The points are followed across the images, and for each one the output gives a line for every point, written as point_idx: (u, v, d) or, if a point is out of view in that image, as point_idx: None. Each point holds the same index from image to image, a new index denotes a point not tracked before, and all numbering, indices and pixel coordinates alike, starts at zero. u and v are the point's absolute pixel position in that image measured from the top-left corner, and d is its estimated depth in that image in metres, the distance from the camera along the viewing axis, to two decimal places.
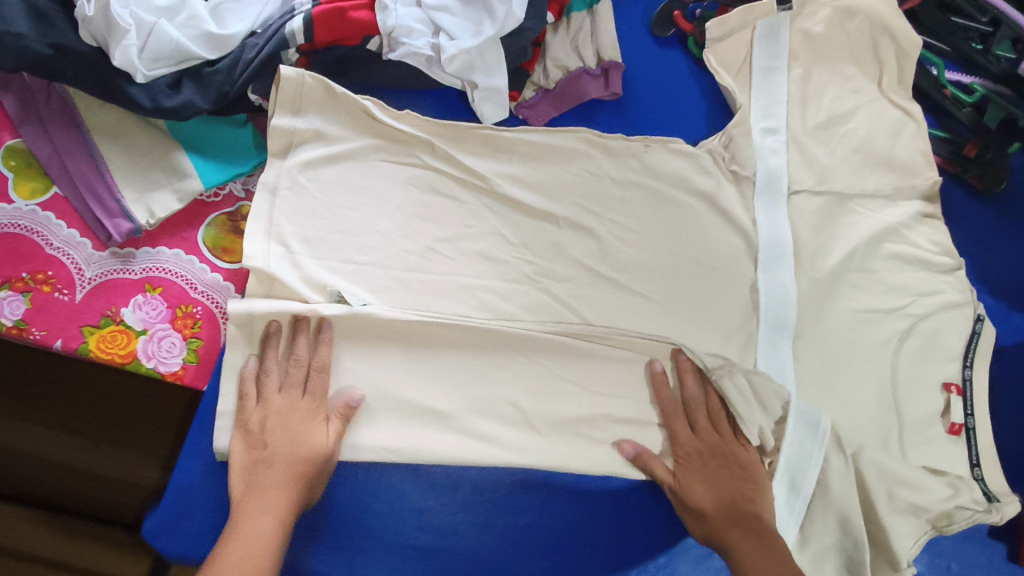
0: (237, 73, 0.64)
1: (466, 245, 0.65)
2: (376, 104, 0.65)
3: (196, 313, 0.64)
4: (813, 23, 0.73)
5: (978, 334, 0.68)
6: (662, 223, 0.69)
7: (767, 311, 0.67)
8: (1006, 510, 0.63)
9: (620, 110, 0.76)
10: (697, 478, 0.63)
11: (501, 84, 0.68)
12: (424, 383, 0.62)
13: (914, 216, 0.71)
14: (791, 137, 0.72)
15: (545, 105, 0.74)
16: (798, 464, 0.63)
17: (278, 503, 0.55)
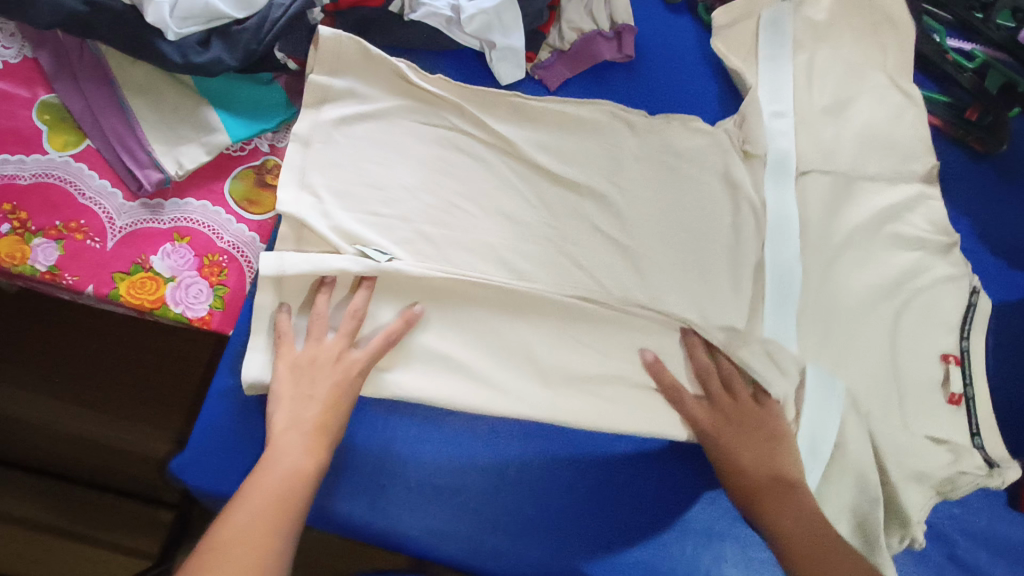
0: (264, 32, 0.69)
1: (489, 205, 0.69)
2: (410, 67, 0.69)
3: (222, 261, 0.70)
4: (813, 15, 0.78)
5: (974, 306, 0.70)
6: (676, 197, 0.70)
7: (772, 274, 0.67)
8: (1008, 475, 0.64)
9: (631, 72, 0.80)
10: (728, 454, 0.61)
11: (517, 43, 0.72)
12: (444, 331, 0.65)
13: (914, 197, 0.74)
14: (801, 117, 0.75)
15: (559, 67, 0.78)
16: (819, 431, 0.63)
17: (321, 440, 0.58)
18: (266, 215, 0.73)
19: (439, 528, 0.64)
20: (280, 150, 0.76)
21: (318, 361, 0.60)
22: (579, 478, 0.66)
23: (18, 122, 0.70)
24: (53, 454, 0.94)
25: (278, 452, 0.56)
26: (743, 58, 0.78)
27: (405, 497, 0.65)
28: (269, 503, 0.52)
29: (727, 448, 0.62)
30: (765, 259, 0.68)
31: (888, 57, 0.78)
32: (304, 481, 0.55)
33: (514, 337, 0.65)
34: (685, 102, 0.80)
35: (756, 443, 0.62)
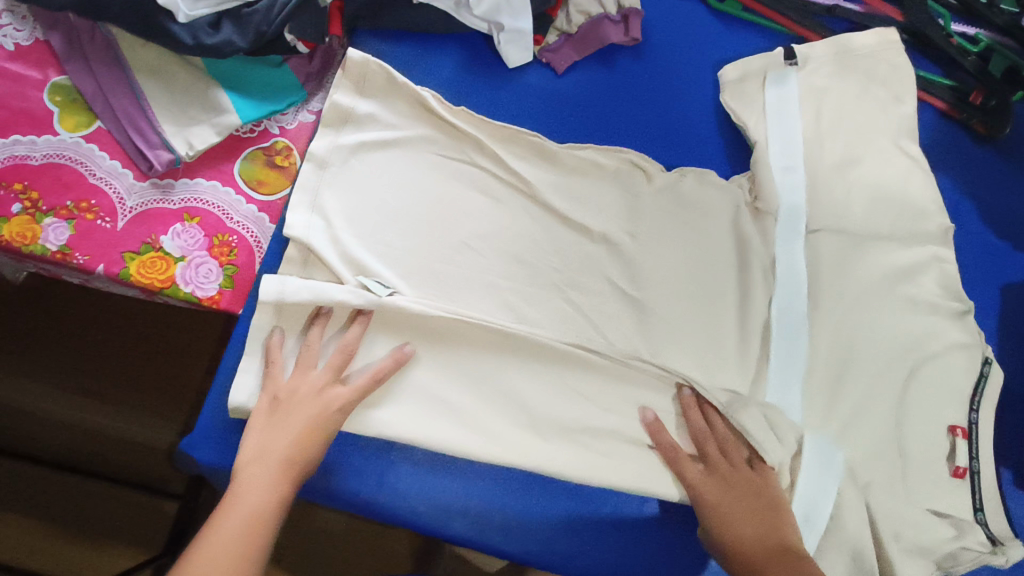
0: (273, 14, 0.69)
1: (491, 244, 0.67)
2: (434, 97, 0.68)
3: (232, 242, 0.69)
4: (817, 77, 0.76)
5: (986, 376, 0.69)
6: (693, 250, 0.69)
7: (779, 315, 0.68)
8: (1012, 553, 0.62)
9: (639, 55, 0.77)
10: (723, 518, 0.60)
11: (527, 27, 0.71)
12: (443, 374, 0.63)
13: (927, 259, 0.72)
14: (809, 175, 0.73)
15: (567, 49, 0.75)
16: (817, 502, 0.62)
17: (285, 479, 0.56)
18: (275, 196, 0.72)
19: (435, 509, 0.64)
20: (290, 133, 0.74)
21: (298, 393, 0.59)
22: (584, 516, 0.65)
23: (31, 103, 0.69)
24: (55, 445, 0.92)
25: (244, 485, 0.54)
26: (746, 110, 0.75)
27: (410, 472, 0.64)
28: (228, 542, 0.51)
29: (724, 518, 0.60)
30: (772, 315, 0.68)
31: (892, 122, 0.75)
32: (268, 520, 0.53)
33: (510, 380, 0.64)
34: (695, 157, 0.74)
35: (756, 514, 0.60)
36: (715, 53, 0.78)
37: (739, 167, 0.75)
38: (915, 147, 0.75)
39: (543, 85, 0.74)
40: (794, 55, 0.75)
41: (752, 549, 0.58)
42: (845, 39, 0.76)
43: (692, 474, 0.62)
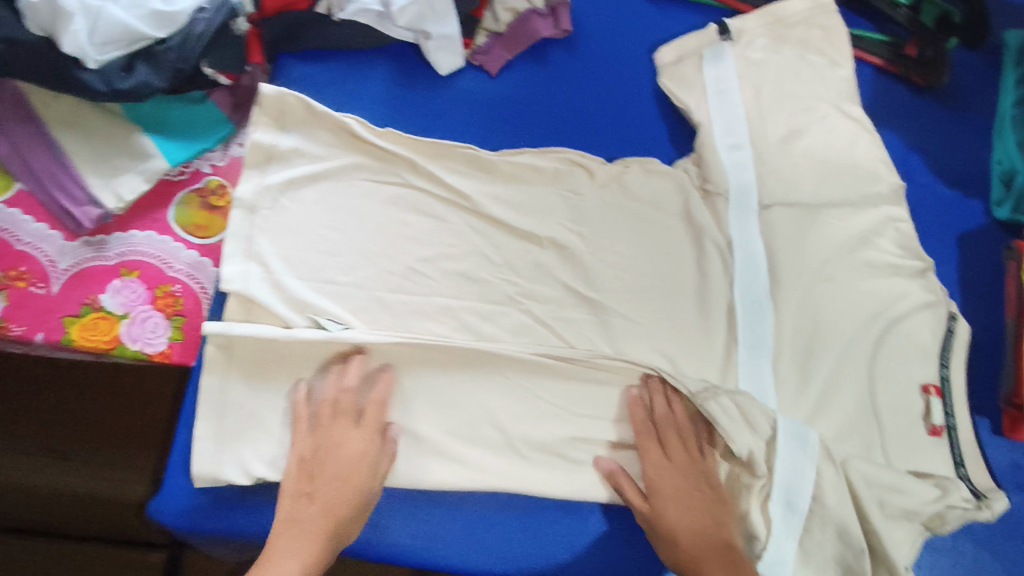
0: (189, 49, 0.65)
1: (449, 265, 0.66)
2: (358, 122, 0.67)
3: (176, 291, 0.66)
4: (752, 51, 0.75)
5: (951, 331, 0.69)
6: (645, 245, 0.69)
7: (743, 293, 0.68)
8: (996, 505, 0.62)
9: (572, 47, 0.74)
10: (667, 505, 0.61)
11: (455, 31, 0.69)
12: (406, 405, 0.63)
13: (881, 222, 0.71)
14: (756, 151, 0.72)
15: (498, 50, 0.72)
16: (797, 483, 0.61)
17: (315, 541, 0.57)
18: (215, 238, 0.69)
19: (424, 537, 0.63)
20: (222, 170, 0.72)
21: (319, 450, 0.60)
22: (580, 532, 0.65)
23: None
24: (24, 510, 0.90)
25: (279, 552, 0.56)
26: (686, 92, 0.73)
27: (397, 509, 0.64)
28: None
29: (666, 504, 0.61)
30: (735, 296, 0.68)
31: (832, 87, 0.74)
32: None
33: (483, 402, 0.64)
34: (637, 146, 0.73)
35: (700, 505, 0.61)
36: (645, 37, 0.77)
37: (683, 150, 0.74)
38: (858, 108, 0.74)
39: (478, 90, 0.72)
40: (727, 30, 0.75)
41: (682, 538, 0.60)
42: (773, 7, 0.76)
43: (648, 458, 0.63)
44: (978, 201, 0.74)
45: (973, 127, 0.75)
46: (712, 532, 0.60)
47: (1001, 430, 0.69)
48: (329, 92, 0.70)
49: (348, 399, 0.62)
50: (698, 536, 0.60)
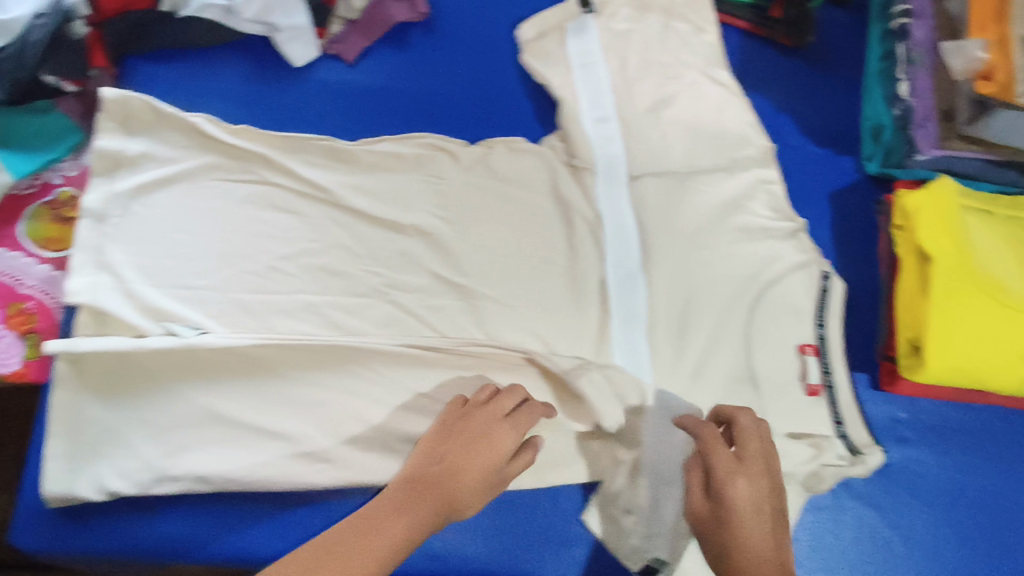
0: (27, 57, 0.61)
1: (310, 261, 0.65)
2: (207, 120, 0.65)
3: (29, 308, 0.64)
4: (616, 21, 0.73)
5: (826, 290, 0.69)
6: (512, 225, 0.68)
7: (614, 266, 0.68)
8: (870, 462, 0.65)
9: (432, 30, 0.73)
10: (732, 522, 0.50)
11: (305, 21, 0.67)
12: (271, 408, 0.62)
13: (752, 186, 0.71)
14: (624, 122, 0.71)
15: (354, 37, 0.70)
16: (665, 451, 0.64)
17: (408, 509, 0.51)
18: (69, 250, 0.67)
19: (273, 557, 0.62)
20: (74, 180, 0.69)
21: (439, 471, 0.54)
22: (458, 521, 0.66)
23: None
24: None
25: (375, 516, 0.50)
26: (550, 68, 0.71)
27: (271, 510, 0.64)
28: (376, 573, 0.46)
29: (732, 521, 0.50)
30: (607, 272, 0.67)
31: (699, 53, 0.73)
32: (401, 553, 0.48)
33: (347, 404, 0.63)
34: (502, 126, 0.72)
35: (771, 522, 0.51)
36: (509, 15, 0.75)
37: (549, 127, 0.72)
38: (726, 72, 0.73)
39: (334, 80, 0.69)
40: (588, 2, 0.74)
41: (761, 559, 0.48)
42: None
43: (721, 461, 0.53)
44: (848, 158, 0.73)
45: (840, 85, 0.75)
46: (775, 548, 0.49)
47: (878, 384, 0.69)
48: (180, 90, 0.68)
49: (210, 406, 0.61)
50: (762, 555, 0.49)
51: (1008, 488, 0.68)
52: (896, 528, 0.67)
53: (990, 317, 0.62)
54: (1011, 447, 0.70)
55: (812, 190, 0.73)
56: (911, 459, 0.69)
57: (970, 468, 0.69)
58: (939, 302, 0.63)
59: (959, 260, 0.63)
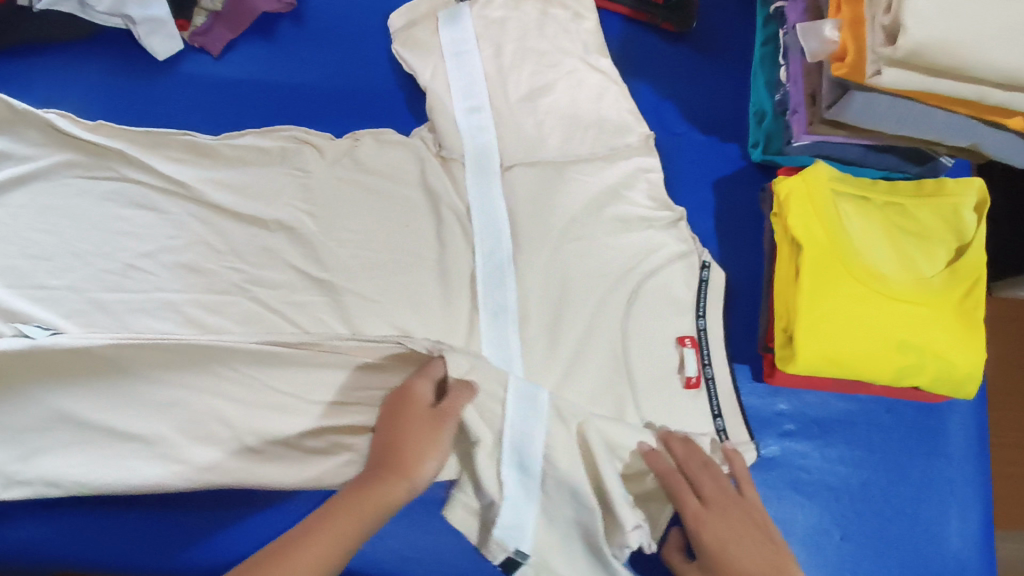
0: None
1: (169, 258, 0.64)
2: (62, 117, 0.64)
3: None
4: (491, 9, 0.72)
5: (707, 280, 0.67)
6: (380, 219, 0.66)
7: (485, 261, 0.65)
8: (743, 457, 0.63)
9: (301, 20, 0.72)
10: (722, 555, 0.57)
11: (162, 13, 0.66)
12: (128, 411, 0.61)
13: (632, 174, 0.69)
14: (497, 112, 0.69)
15: (218, 29, 0.69)
16: (529, 452, 0.58)
17: (354, 500, 0.53)
18: None
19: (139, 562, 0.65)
20: None
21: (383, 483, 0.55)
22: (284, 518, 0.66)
23: None
24: None
25: (318, 518, 0.52)
26: (421, 59, 0.70)
27: (104, 511, 0.65)
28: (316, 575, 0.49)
29: (728, 560, 0.56)
30: (477, 266, 0.65)
31: (577, 40, 0.71)
32: (332, 558, 0.50)
33: (207, 404, 0.62)
34: (373, 117, 0.71)
35: (755, 552, 0.57)
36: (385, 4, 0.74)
37: (421, 118, 0.71)
38: (605, 59, 0.72)
39: (198, 73, 0.69)
40: None
41: None
42: None
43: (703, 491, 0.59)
44: (734, 145, 0.72)
45: (720, 70, 0.74)
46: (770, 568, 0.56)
47: (760, 375, 0.68)
48: (41, 86, 0.67)
49: (61, 407, 0.60)
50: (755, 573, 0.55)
51: (890, 480, 0.68)
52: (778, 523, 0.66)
53: (859, 303, 0.61)
54: (895, 438, 0.69)
55: (690, 178, 0.72)
56: (793, 452, 0.67)
57: (854, 460, 0.68)
58: (809, 289, 0.61)
59: (828, 247, 0.62)
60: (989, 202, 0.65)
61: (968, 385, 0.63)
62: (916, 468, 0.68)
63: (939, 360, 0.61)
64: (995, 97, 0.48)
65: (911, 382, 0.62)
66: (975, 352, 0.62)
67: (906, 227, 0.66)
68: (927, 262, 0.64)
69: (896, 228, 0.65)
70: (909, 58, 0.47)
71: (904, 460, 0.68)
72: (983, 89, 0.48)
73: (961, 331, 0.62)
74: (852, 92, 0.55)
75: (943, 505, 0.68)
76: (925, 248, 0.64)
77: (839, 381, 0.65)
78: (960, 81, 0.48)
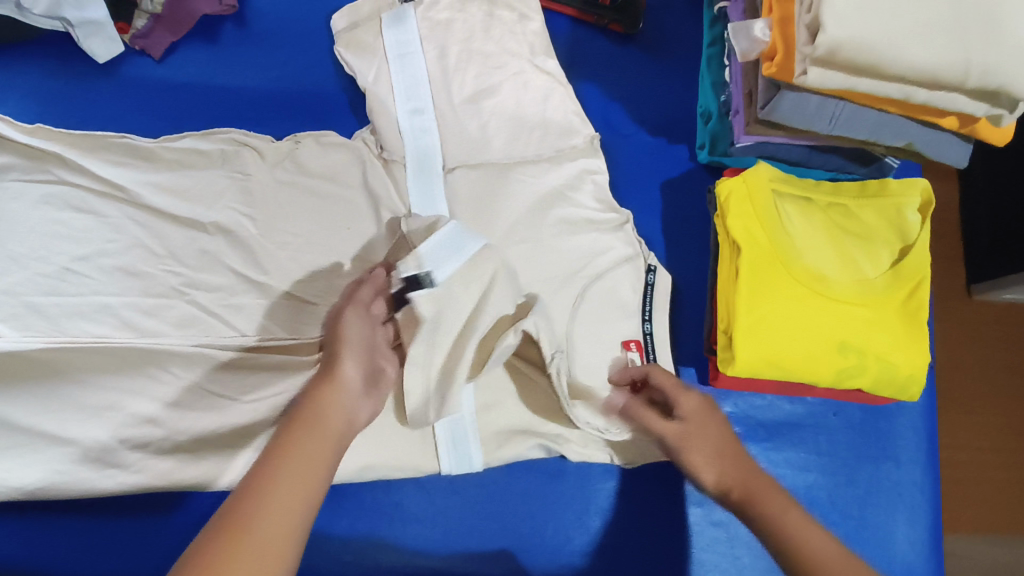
0: None
1: (107, 262, 0.63)
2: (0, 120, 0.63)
3: None
4: (436, 10, 0.71)
5: (652, 284, 0.67)
6: (320, 222, 0.66)
7: None
8: None
9: (243, 23, 0.74)
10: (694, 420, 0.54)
11: (99, 16, 0.68)
12: (57, 413, 0.57)
13: (578, 176, 0.69)
14: (440, 114, 0.69)
15: (159, 32, 0.72)
16: (435, 247, 0.56)
17: (326, 413, 0.45)
18: None
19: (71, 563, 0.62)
20: None
21: (320, 393, 0.46)
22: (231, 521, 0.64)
23: None
24: None
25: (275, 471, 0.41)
26: (365, 61, 0.70)
27: (31, 516, 0.63)
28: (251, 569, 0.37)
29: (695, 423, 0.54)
30: None
31: (524, 42, 0.71)
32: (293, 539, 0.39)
33: (140, 406, 0.59)
34: (317, 118, 0.72)
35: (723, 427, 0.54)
36: (331, 8, 0.75)
37: (363, 120, 0.72)
38: (552, 61, 0.71)
39: (142, 75, 0.72)
40: None
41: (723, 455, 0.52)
42: None
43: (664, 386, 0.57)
44: (682, 146, 0.73)
45: (663, 71, 0.75)
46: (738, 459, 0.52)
47: (705, 378, 0.68)
48: None
49: None
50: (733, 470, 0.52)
51: (837, 483, 0.67)
52: (719, 525, 0.67)
53: (800, 306, 0.61)
54: (844, 441, 0.68)
55: (634, 179, 0.72)
56: None
57: (800, 463, 0.67)
58: (748, 292, 0.61)
59: (767, 248, 0.62)
60: (932, 203, 0.66)
61: (910, 387, 0.63)
62: (864, 470, 0.68)
63: (881, 363, 0.61)
64: (917, 96, 0.50)
65: (852, 384, 0.62)
66: (917, 354, 0.62)
67: (848, 227, 0.66)
68: (870, 263, 0.64)
69: (838, 228, 0.65)
70: (830, 57, 0.49)
71: (852, 463, 0.68)
72: (905, 87, 0.50)
73: (904, 333, 0.62)
74: (783, 92, 0.56)
75: (891, 511, 0.67)
76: (868, 249, 0.64)
77: (781, 384, 0.65)
78: (883, 80, 0.50)
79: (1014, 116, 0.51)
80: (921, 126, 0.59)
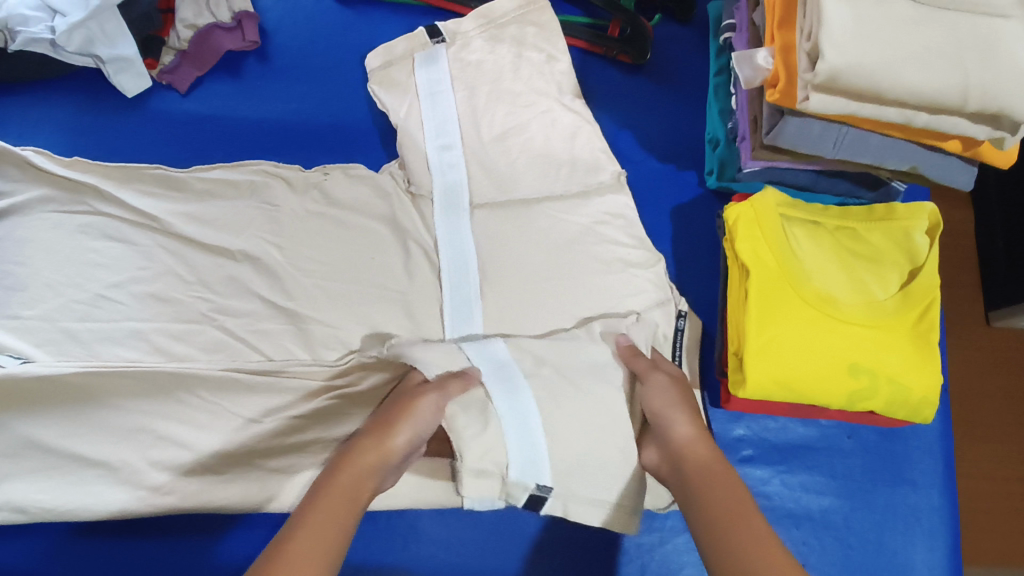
0: None
1: (138, 288, 0.65)
2: (38, 154, 0.66)
3: None
4: (468, 52, 0.74)
5: (681, 330, 0.67)
6: (346, 252, 0.68)
7: (451, 297, 0.66)
8: None
9: (266, 60, 0.78)
10: (662, 409, 0.56)
11: (130, 54, 0.72)
12: (92, 434, 0.58)
13: (608, 213, 0.70)
14: (468, 151, 0.71)
15: (185, 67, 0.76)
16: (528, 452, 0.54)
17: (331, 495, 0.47)
18: None
19: None
20: None
21: (365, 447, 0.51)
22: (243, 547, 0.65)
23: None
24: None
25: (311, 509, 0.45)
26: (397, 98, 0.73)
27: (52, 533, 0.64)
28: (317, 530, 0.44)
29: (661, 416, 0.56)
30: (444, 302, 0.66)
31: (553, 82, 0.73)
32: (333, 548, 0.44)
33: (169, 429, 0.60)
34: (343, 153, 0.75)
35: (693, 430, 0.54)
36: (360, 50, 0.79)
37: (391, 155, 0.75)
38: (580, 101, 0.73)
39: (166, 109, 0.75)
40: (438, 33, 0.74)
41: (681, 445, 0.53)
42: (497, 28, 0.75)
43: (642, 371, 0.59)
44: (691, 172, 0.75)
45: (671, 99, 0.78)
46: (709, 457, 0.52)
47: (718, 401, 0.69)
48: (15, 121, 0.74)
49: (31, 436, 0.56)
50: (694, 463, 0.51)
51: (853, 507, 0.67)
52: None
53: (809, 328, 0.62)
54: (858, 464, 0.68)
55: (645, 207, 0.74)
56: (753, 477, 0.68)
57: (815, 486, 0.68)
58: (758, 313, 0.62)
59: (775, 270, 0.63)
60: (940, 225, 0.67)
61: (924, 409, 0.63)
62: (880, 495, 0.68)
63: (894, 385, 0.62)
64: (918, 119, 0.52)
65: (865, 406, 0.62)
66: (930, 375, 0.63)
67: (857, 250, 0.67)
68: (880, 286, 0.65)
69: (847, 250, 0.67)
70: (830, 82, 0.51)
71: (868, 486, 0.68)
72: (906, 111, 0.52)
73: (915, 355, 0.62)
74: (786, 118, 0.59)
75: (908, 536, 0.67)
76: (878, 272, 0.66)
77: (792, 408, 0.65)
78: (884, 105, 0.52)
79: (1016, 138, 0.53)
80: (926, 150, 0.60)
